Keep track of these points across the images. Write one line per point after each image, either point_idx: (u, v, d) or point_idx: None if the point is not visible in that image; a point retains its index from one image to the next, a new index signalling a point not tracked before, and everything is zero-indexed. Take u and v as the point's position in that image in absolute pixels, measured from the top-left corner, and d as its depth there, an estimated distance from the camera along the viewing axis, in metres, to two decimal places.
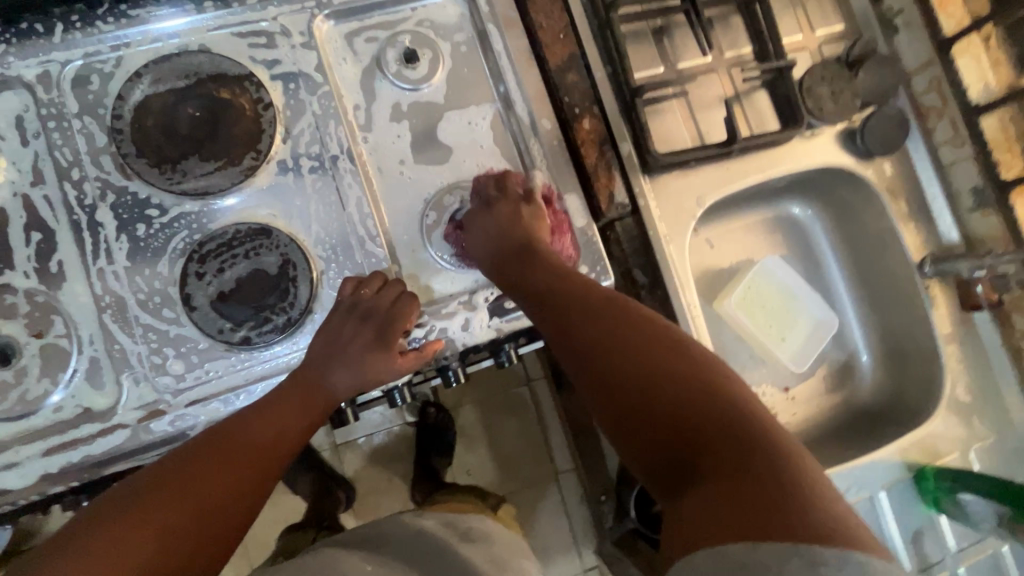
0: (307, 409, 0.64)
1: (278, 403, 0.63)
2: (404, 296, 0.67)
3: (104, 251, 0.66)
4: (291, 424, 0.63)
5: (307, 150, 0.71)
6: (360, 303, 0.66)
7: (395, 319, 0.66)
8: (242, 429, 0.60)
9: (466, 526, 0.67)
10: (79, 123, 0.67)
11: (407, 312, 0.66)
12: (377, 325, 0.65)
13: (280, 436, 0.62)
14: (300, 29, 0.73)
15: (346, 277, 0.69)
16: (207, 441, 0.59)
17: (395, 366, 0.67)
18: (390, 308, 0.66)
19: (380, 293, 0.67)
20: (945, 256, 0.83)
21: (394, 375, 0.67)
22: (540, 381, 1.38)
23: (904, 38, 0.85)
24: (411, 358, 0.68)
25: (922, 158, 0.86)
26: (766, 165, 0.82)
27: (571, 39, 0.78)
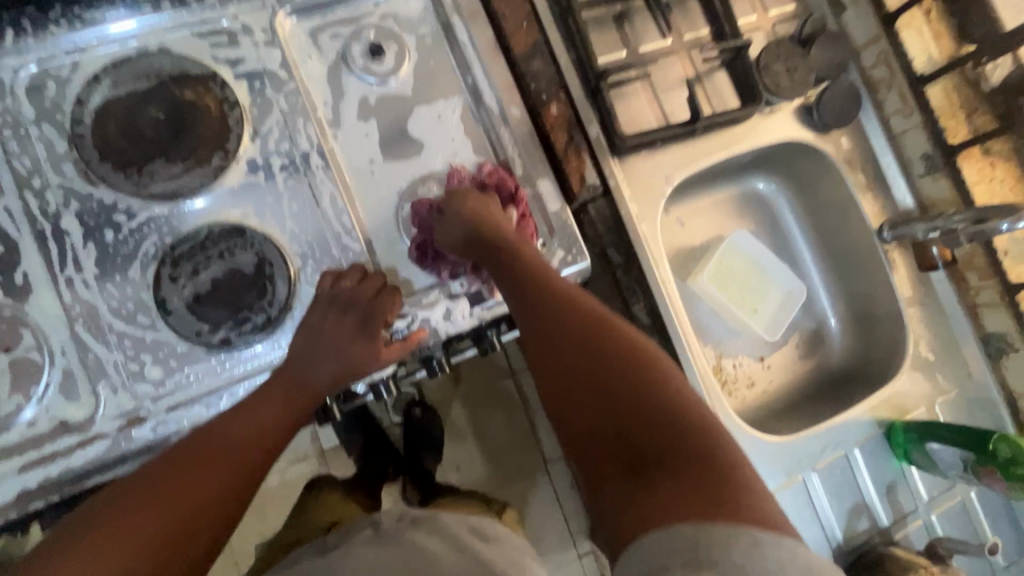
0: (291, 405, 0.63)
1: (261, 401, 0.62)
2: (385, 289, 0.68)
3: (72, 259, 0.64)
4: (274, 422, 0.62)
5: (277, 147, 0.71)
6: (342, 294, 0.66)
7: (376, 311, 0.66)
8: (226, 429, 0.60)
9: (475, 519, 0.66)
10: (37, 130, 0.65)
11: (388, 303, 0.67)
12: (360, 317, 0.65)
13: (266, 433, 0.61)
14: (263, 27, 0.72)
15: (324, 271, 0.69)
16: (191, 443, 0.58)
17: (379, 357, 0.67)
18: (372, 297, 0.66)
19: (360, 284, 0.67)
20: (902, 220, 0.87)
21: (378, 366, 0.67)
22: (524, 372, 1.39)
23: (852, 15, 0.89)
24: (394, 347, 0.68)
25: (875, 129, 0.89)
26: (729, 142, 0.85)
27: (534, 26, 0.79)
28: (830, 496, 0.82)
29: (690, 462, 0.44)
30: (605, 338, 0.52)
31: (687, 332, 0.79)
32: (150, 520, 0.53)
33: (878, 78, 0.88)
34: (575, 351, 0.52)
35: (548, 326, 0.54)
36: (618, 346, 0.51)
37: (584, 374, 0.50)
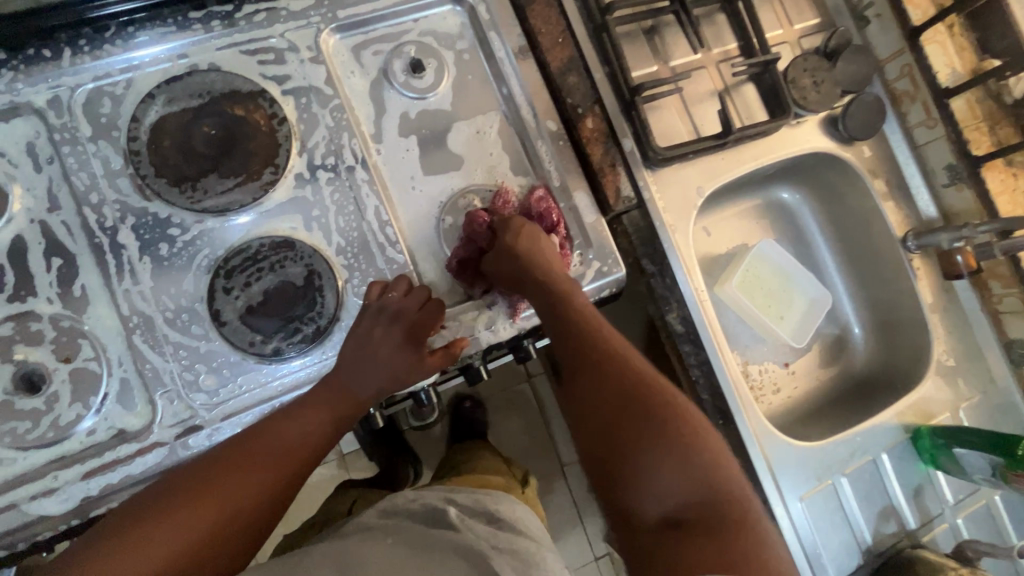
0: (332, 410, 0.65)
1: (308, 408, 0.64)
2: (430, 302, 0.69)
3: (128, 272, 0.66)
4: (317, 425, 0.64)
5: (323, 161, 0.72)
6: (390, 305, 0.67)
7: (422, 323, 0.68)
8: (271, 432, 0.62)
9: (494, 510, 0.68)
10: (93, 146, 0.67)
11: (434, 313, 0.68)
12: (408, 328, 0.67)
13: (307, 437, 0.63)
14: (307, 44, 0.74)
15: (370, 282, 0.70)
16: (238, 445, 0.61)
17: (425, 366, 0.68)
18: (419, 308, 0.68)
19: (407, 296, 0.68)
20: (926, 230, 0.89)
21: (424, 375, 0.69)
22: (540, 377, 1.41)
23: (876, 28, 0.91)
24: (440, 358, 0.69)
25: (898, 140, 0.92)
26: (757, 155, 0.87)
27: (569, 41, 0.80)
28: (859, 499, 0.84)
29: (712, 518, 0.54)
30: (640, 404, 0.59)
31: (719, 339, 0.82)
32: (191, 522, 0.56)
33: (902, 90, 0.90)
34: (614, 412, 0.60)
35: (590, 380, 0.62)
36: (659, 414, 0.59)
37: (612, 433, 0.59)
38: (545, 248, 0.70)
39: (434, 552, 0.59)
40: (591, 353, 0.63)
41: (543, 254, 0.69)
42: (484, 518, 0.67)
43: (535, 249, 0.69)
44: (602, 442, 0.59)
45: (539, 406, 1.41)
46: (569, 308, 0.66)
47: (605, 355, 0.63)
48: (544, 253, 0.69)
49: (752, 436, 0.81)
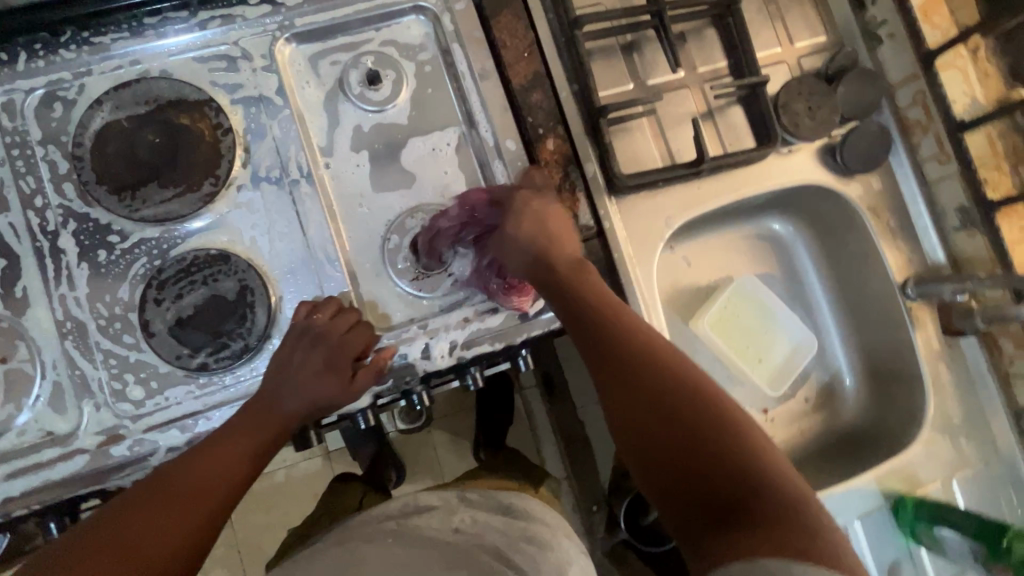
0: (258, 436, 0.62)
1: (232, 436, 0.62)
2: (359, 324, 0.68)
3: (66, 277, 0.67)
4: (236, 458, 0.61)
5: (268, 173, 0.71)
6: (313, 327, 0.66)
7: (347, 346, 0.66)
8: (186, 469, 0.58)
9: (507, 502, 0.71)
10: (42, 150, 0.68)
11: (362, 336, 0.68)
12: (330, 352, 0.65)
13: (231, 468, 0.60)
14: (261, 53, 0.73)
15: (302, 301, 0.69)
16: (151, 489, 0.56)
17: (349, 391, 0.67)
18: (345, 331, 0.67)
19: (334, 318, 0.67)
20: (930, 277, 0.80)
21: (349, 399, 0.67)
22: (533, 390, 1.37)
23: (888, 50, 0.82)
24: (364, 379, 0.67)
25: (906, 175, 0.83)
26: (740, 184, 0.80)
27: (536, 56, 0.76)
28: None
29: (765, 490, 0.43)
30: (679, 380, 0.49)
31: None
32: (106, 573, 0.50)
33: (913, 120, 0.81)
34: (654, 396, 0.49)
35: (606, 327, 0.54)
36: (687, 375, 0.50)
37: (650, 395, 0.49)
38: (552, 228, 0.64)
39: (454, 548, 0.62)
40: (614, 330, 0.53)
41: (551, 239, 0.63)
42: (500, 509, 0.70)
43: (532, 232, 0.63)
44: (653, 435, 0.48)
45: (528, 418, 1.36)
46: (576, 286, 0.58)
47: (629, 328, 0.53)
48: (543, 237, 0.63)
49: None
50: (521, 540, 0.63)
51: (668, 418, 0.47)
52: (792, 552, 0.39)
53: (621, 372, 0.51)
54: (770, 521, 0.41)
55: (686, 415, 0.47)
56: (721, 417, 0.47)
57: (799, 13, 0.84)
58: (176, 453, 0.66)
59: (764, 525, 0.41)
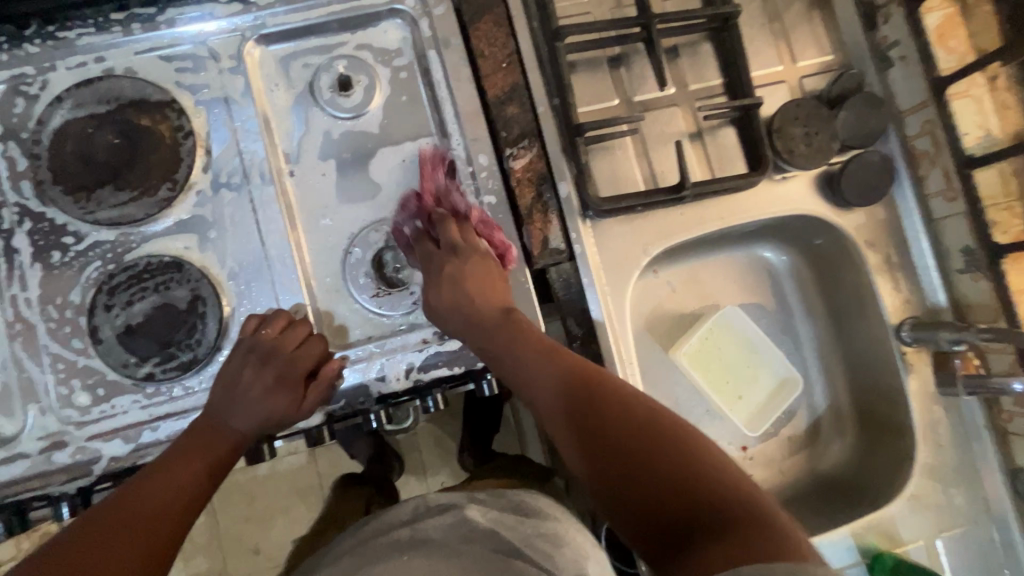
0: (209, 455, 0.61)
1: (180, 458, 0.60)
2: (310, 339, 0.66)
3: (19, 277, 0.65)
4: (192, 476, 0.59)
5: (229, 179, 0.69)
6: (261, 344, 0.64)
7: (295, 364, 0.64)
8: (142, 489, 0.57)
9: (518, 499, 0.68)
10: (2, 146, 0.66)
11: (313, 352, 0.66)
12: (278, 370, 0.64)
13: (181, 491, 0.58)
14: (230, 53, 0.70)
15: (253, 313, 0.67)
16: (106, 514, 0.55)
17: (299, 408, 0.66)
18: (295, 347, 0.65)
19: (282, 334, 0.65)
20: (927, 321, 0.75)
21: (298, 417, 0.66)
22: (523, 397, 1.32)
23: (898, 74, 0.76)
24: (316, 394, 0.66)
25: (909, 209, 0.77)
26: (727, 211, 0.76)
27: (515, 67, 0.72)
28: None
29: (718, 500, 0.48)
30: (642, 422, 0.54)
31: None
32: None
33: (921, 151, 0.75)
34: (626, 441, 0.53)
35: (557, 392, 0.59)
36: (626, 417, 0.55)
37: (604, 445, 0.54)
38: (491, 285, 0.67)
39: (467, 558, 0.58)
40: (580, 387, 0.58)
41: (484, 296, 0.66)
42: (511, 507, 0.66)
43: (469, 293, 0.65)
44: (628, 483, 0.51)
45: (517, 425, 1.32)
46: (524, 353, 0.62)
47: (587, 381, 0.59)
48: (478, 304, 0.65)
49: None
50: (533, 536, 0.61)
51: (640, 462, 0.52)
52: (779, 558, 0.42)
53: (591, 428, 0.55)
54: (754, 532, 0.45)
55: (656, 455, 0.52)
56: (686, 450, 0.52)
57: (804, 30, 0.79)
58: (119, 464, 0.65)
59: (732, 535, 0.45)
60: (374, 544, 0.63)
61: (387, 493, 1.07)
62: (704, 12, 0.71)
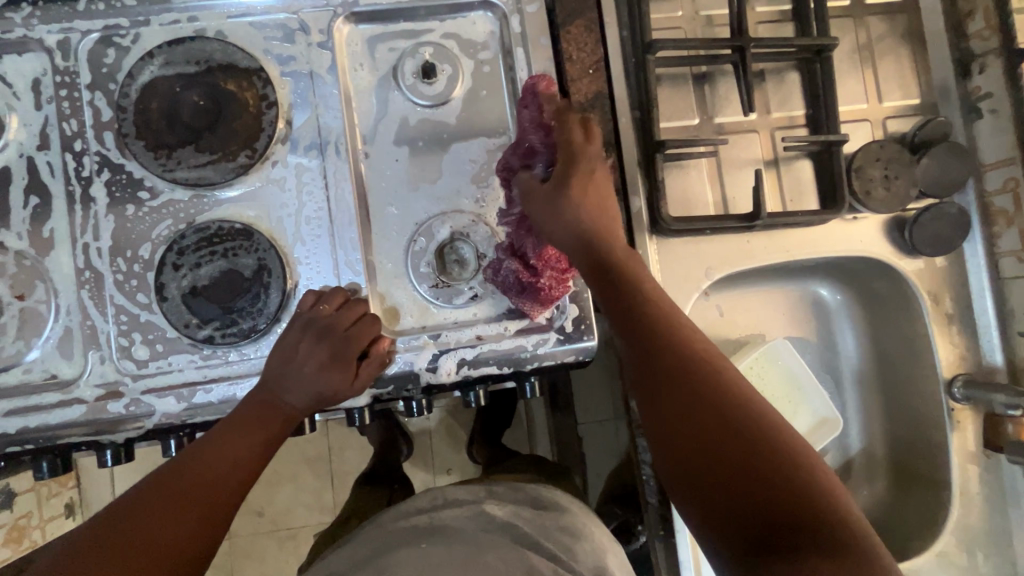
0: (263, 430, 0.62)
1: (236, 431, 0.61)
2: (365, 317, 0.67)
3: (92, 226, 0.66)
4: (243, 450, 0.60)
5: (306, 152, 0.69)
6: (319, 319, 0.65)
7: (352, 340, 0.65)
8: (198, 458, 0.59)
9: (537, 492, 0.68)
10: (89, 95, 0.67)
11: (365, 333, 0.66)
12: (334, 345, 0.64)
13: (230, 470, 0.59)
14: (320, 27, 0.70)
15: (310, 289, 0.68)
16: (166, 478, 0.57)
17: (352, 384, 0.66)
18: (351, 326, 0.66)
19: (339, 311, 0.66)
20: (980, 381, 0.74)
21: (352, 393, 0.66)
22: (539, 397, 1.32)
23: (986, 127, 0.75)
24: (369, 373, 0.66)
25: (978, 265, 0.76)
26: (792, 244, 0.75)
27: (601, 74, 0.71)
28: None
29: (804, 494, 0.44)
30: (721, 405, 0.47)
31: None
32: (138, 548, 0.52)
33: (998, 208, 0.74)
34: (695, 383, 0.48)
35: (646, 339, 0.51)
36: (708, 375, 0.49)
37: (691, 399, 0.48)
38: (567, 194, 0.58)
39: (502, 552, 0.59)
40: (654, 313, 0.53)
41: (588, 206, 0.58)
42: (530, 501, 0.67)
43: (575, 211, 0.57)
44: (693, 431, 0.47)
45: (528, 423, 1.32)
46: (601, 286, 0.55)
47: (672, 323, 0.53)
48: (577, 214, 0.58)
49: (687, 543, 0.80)
50: (554, 530, 0.62)
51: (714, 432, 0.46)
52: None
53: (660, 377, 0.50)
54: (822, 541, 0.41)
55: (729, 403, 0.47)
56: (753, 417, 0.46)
57: (895, 69, 0.77)
58: (171, 421, 0.66)
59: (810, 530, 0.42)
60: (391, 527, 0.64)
61: (399, 486, 1.09)
62: (800, 42, 0.70)
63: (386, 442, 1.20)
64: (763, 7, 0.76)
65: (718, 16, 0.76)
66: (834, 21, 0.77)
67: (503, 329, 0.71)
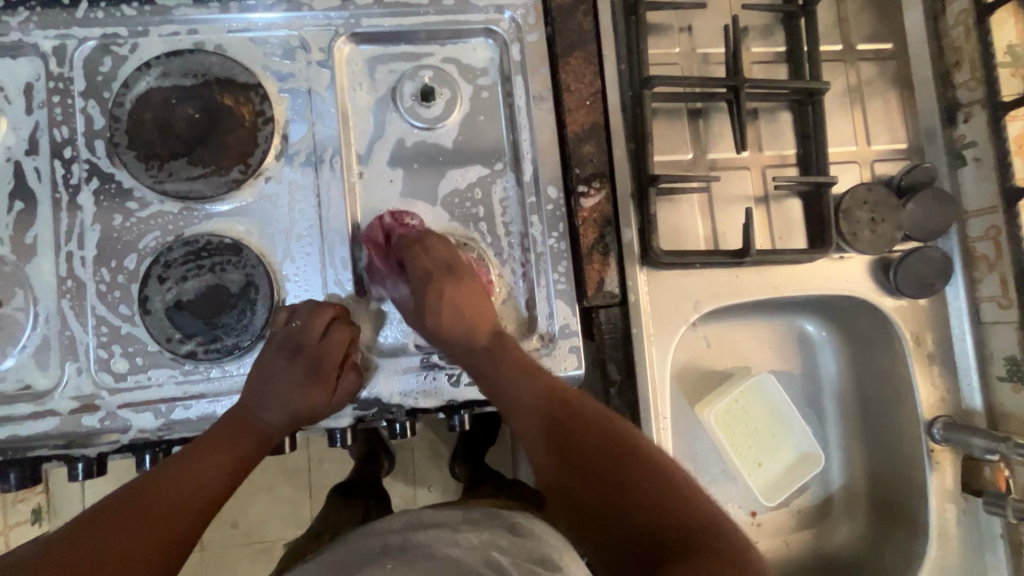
0: (241, 446, 0.61)
1: (215, 447, 0.60)
2: (335, 326, 0.65)
3: (77, 235, 0.65)
4: (224, 463, 0.60)
5: (299, 170, 0.69)
6: (290, 337, 0.64)
7: (325, 354, 0.64)
8: (182, 468, 0.58)
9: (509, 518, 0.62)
10: (82, 103, 0.66)
11: (337, 346, 0.64)
12: (309, 362, 0.64)
13: (196, 489, 0.58)
14: (320, 46, 0.70)
15: (276, 307, 0.66)
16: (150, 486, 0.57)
17: (331, 399, 0.65)
18: (320, 339, 0.64)
19: (309, 322, 0.64)
20: (960, 423, 0.76)
21: (330, 407, 0.65)
22: None
23: (970, 174, 0.77)
24: (348, 386, 0.65)
25: (959, 309, 0.78)
26: (780, 280, 0.76)
27: (598, 106, 0.72)
28: None
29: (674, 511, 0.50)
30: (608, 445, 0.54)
31: None
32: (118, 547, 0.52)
33: (980, 254, 0.76)
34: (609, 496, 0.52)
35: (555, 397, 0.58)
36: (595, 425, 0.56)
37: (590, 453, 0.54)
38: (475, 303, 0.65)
39: None
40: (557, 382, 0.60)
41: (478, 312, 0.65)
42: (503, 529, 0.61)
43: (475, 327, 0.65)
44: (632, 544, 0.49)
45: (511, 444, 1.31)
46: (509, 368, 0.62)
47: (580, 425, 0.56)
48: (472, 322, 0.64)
49: None
50: None
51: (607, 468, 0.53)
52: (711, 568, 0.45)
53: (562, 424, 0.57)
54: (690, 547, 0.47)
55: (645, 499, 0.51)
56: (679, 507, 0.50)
57: (883, 114, 0.79)
58: (147, 437, 0.64)
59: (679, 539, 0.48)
60: (360, 539, 0.58)
61: (378, 501, 1.07)
62: (791, 85, 0.72)
63: (366, 456, 1.18)
64: (759, 48, 0.78)
65: (714, 55, 0.77)
66: (825, 65, 0.79)
67: None
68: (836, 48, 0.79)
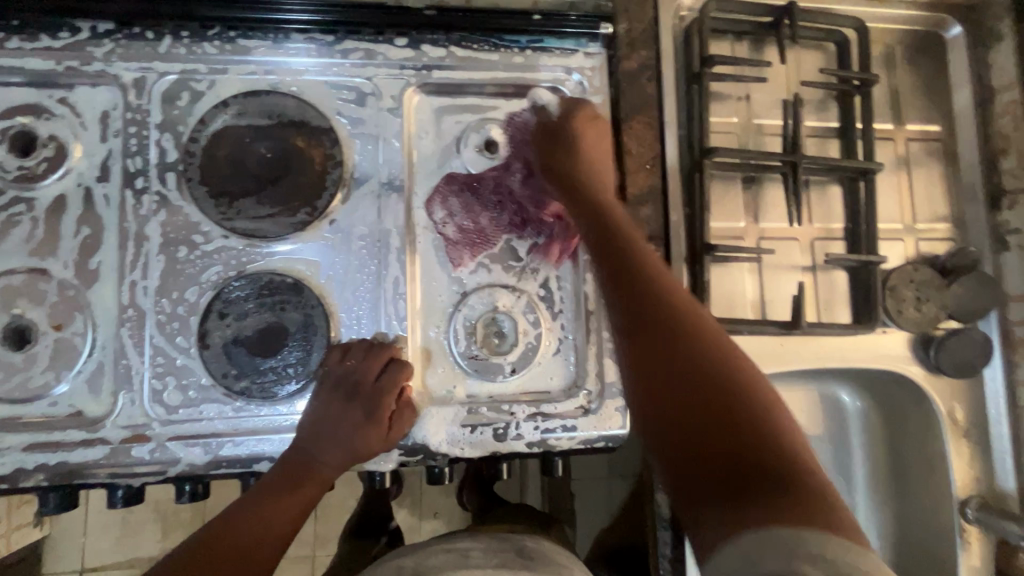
0: (301, 488, 0.62)
1: (280, 488, 0.61)
2: (392, 365, 0.66)
3: (142, 265, 0.66)
4: (290, 501, 0.61)
5: (363, 214, 0.70)
6: (346, 377, 0.65)
7: (382, 394, 0.65)
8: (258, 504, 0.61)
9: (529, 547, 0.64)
10: (158, 135, 0.68)
11: (392, 385, 0.66)
12: (365, 402, 0.64)
13: (261, 538, 0.60)
14: (392, 94, 0.72)
15: (332, 343, 0.68)
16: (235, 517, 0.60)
17: (385, 441, 0.65)
18: (375, 380, 0.65)
19: (365, 361, 0.66)
20: (993, 506, 0.76)
21: (384, 448, 0.66)
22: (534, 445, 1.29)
23: (1013, 260, 0.79)
24: (400, 428, 0.66)
25: (996, 391, 0.79)
26: (823, 349, 0.77)
27: (656, 171, 0.74)
28: None
29: (753, 435, 0.42)
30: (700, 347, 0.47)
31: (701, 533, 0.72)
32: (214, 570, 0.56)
33: (1020, 338, 0.77)
34: (712, 403, 0.43)
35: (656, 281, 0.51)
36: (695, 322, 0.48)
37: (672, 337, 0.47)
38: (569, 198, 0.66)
39: None
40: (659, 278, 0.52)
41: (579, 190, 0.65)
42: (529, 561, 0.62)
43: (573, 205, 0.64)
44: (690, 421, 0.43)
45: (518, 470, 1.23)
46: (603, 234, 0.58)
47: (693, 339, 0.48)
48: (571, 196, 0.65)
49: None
50: None
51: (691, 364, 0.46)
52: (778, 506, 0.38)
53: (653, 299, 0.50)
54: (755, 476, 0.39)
55: (754, 408, 0.43)
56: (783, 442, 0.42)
57: (930, 195, 0.81)
58: (194, 472, 0.64)
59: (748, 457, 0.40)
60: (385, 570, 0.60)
61: (391, 535, 1.05)
62: (847, 163, 0.74)
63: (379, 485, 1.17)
64: (814, 122, 0.80)
65: (769, 126, 0.79)
66: (877, 142, 0.81)
67: (538, 410, 0.70)
68: (887, 126, 0.81)
